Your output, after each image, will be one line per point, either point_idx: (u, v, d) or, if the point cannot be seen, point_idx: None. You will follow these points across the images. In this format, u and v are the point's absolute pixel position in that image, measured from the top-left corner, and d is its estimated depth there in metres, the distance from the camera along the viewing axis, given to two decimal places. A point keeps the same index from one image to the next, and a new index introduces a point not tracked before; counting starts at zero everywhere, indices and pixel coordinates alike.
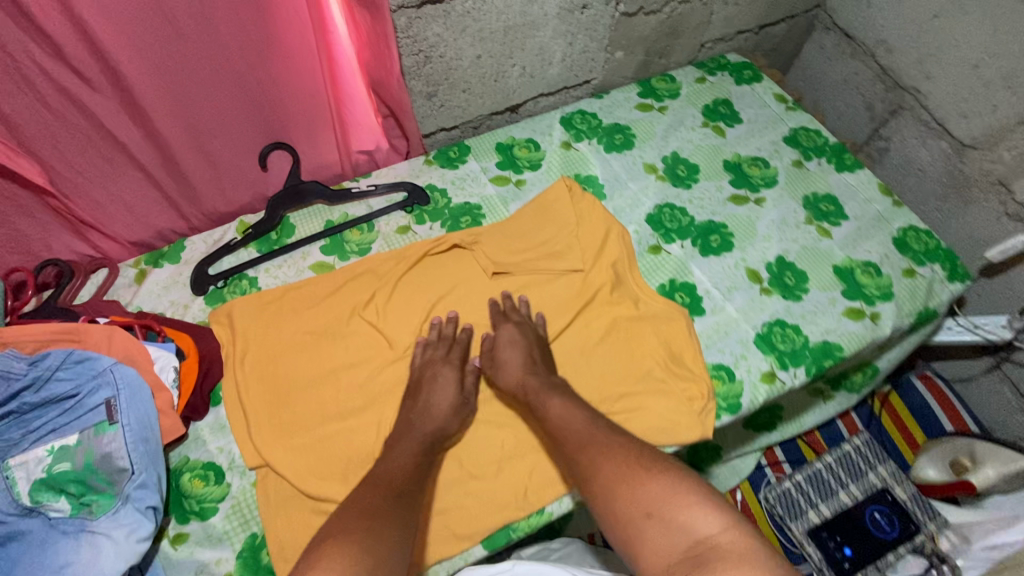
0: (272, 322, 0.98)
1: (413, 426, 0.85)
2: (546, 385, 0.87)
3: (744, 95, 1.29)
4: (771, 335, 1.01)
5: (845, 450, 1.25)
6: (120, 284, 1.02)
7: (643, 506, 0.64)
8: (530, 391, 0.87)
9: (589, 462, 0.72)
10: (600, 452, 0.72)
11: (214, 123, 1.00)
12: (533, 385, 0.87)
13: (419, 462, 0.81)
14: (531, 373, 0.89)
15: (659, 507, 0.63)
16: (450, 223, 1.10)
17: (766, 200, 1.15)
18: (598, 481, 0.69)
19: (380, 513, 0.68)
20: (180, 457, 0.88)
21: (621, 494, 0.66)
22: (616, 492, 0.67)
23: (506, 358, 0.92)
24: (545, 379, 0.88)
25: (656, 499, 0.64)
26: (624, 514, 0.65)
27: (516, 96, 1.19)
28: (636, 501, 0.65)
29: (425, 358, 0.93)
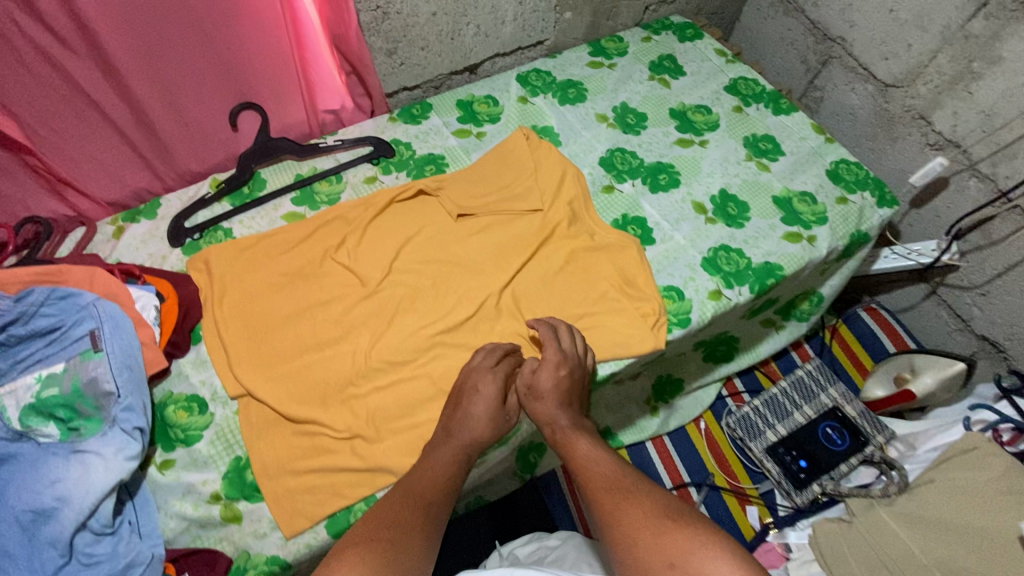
0: (248, 266, 1.03)
1: (452, 434, 0.85)
2: (577, 426, 0.85)
3: (687, 52, 1.38)
4: (717, 258, 1.09)
5: (798, 376, 1.33)
6: (98, 240, 1.07)
7: (666, 556, 0.59)
8: (560, 432, 0.84)
9: (613, 505, 0.67)
10: (625, 496, 0.67)
11: (185, 82, 1.05)
12: (563, 425, 0.85)
13: (454, 472, 0.81)
14: (566, 412, 0.87)
15: (682, 555, 0.59)
16: (415, 172, 1.17)
17: (709, 142, 1.24)
18: (619, 527, 0.64)
19: (403, 519, 0.68)
20: (164, 392, 0.93)
21: (646, 541, 0.61)
22: (640, 538, 0.62)
23: (544, 388, 0.89)
24: (576, 419, 0.86)
25: (681, 547, 0.59)
26: (647, 564, 0.60)
27: (473, 56, 1.27)
28: (657, 551, 0.60)
29: (472, 367, 0.92)
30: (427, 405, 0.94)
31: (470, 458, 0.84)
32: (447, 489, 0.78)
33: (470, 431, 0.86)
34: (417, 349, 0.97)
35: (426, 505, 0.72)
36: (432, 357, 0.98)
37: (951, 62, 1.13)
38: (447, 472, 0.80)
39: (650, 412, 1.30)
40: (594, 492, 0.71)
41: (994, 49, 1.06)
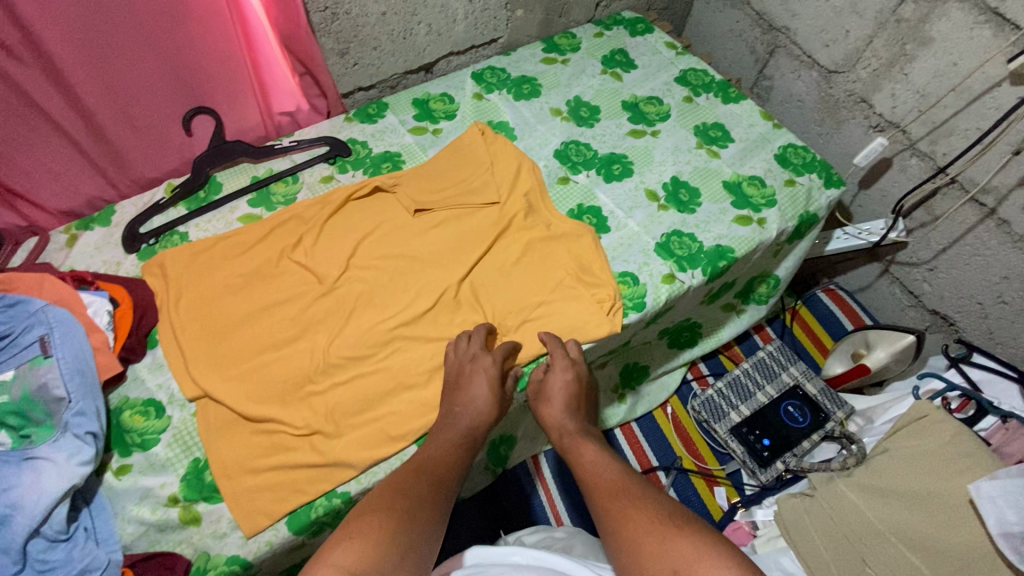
0: (204, 268, 1.03)
1: (456, 419, 0.89)
2: (582, 432, 0.92)
3: (639, 46, 1.42)
4: (670, 243, 1.12)
5: (760, 357, 1.36)
6: (52, 249, 1.06)
7: (670, 563, 0.61)
8: (568, 436, 0.91)
9: (621, 513, 0.71)
10: (631, 508, 0.71)
11: (135, 88, 1.05)
12: (570, 428, 0.92)
13: (459, 456, 0.84)
14: (573, 418, 0.94)
15: (686, 564, 0.61)
16: (371, 170, 1.18)
17: (661, 132, 1.27)
18: (624, 539, 0.67)
19: (415, 498, 0.73)
20: (120, 397, 0.92)
21: (651, 549, 0.64)
22: (643, 547, 0.65)
23: (552, 393, 0.95)
24: (581, 425, 0.93)
25: (685, 556, 0.62)
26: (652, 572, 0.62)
27: (427, 55, 1.29)
28: (661, 561, 0.62)
29: (466, 356, 0.95)
30: (388, 398, 0.95)
31: (472, 441, 0.87)
32: (452, 470, 0.81)
33: (473, 412, 0.89)
34: (377, 344, 0.98)
35: (433, 488, 0.76)
36: (392, 349, 0.98)
37: (886, 45, 1.18)
38: (452, 456, 0.83)
39: (618, 400, 1.32)
40: (606, 500, 0.75)
41: (924, 31, 1.10)
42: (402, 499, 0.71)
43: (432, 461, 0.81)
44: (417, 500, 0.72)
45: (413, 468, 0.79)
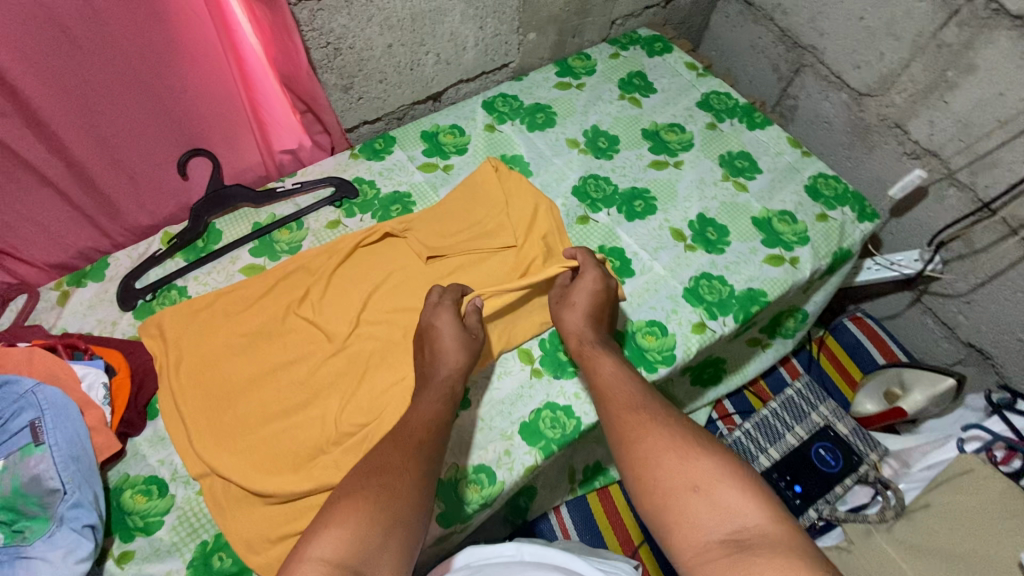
0: (205, 329, 0.96)
1: (429, 374, 0.87)
2: (602, 343, 0.90)
3: (657, 67, 1.34)
4: (699, 287, 1.06)
5: (788, 395, 1.30)
6: (42, 308, 0.99)
7: (690, 479, 0.64)
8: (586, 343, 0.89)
9: (634, 429, 0.71)
10: (644, 423, 0.72)
11: (126, 133, 0.98)
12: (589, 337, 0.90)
13: (438, 410, 0.82)
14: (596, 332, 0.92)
15: (704, 480, 0.63)
16: (380, 213, 1.11)
17: (684, 162, 1.21)
18: (638, 456, 0.68)
19: (394, 468, 0.70)
20: (120, 475, 0.86)
21: (670, 463, 0.66)
22: (663, 462, 0.66)
23: (575, 300, 0.94)
24: (602, 337, 0.91)
25: (704, 474, 0.64)
26: (669, 486, 0.64)
27: (435, 84, 1.22)
28: (682, 475, 0.65)
29: (442, 302, 0.94)
30: None
31: (451, 392, 0.85)
32: (433, 425, 0.79)
33: (445, 361, 0.87)
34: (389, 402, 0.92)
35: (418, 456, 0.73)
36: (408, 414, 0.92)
37: (924, 70, 1.11)
38: (431, 415, 0.80)
39: None
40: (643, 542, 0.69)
41: (967, 58, 1.03)
42: (379, 475, 0.68)
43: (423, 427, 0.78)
44: (399, 471, 0.70)
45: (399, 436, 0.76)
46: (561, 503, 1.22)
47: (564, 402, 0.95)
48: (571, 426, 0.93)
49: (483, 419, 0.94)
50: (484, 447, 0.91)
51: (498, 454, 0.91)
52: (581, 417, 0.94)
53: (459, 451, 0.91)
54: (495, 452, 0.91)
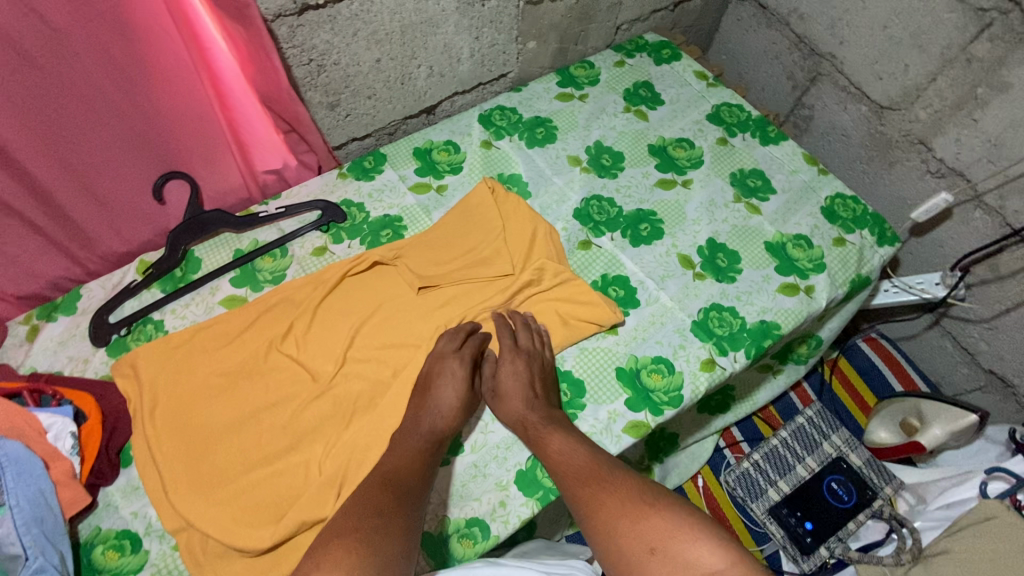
0: (182, 367, 0.91)
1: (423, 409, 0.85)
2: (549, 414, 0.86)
3: (664, 76, 1.26)
4: (708, 321, 1.00)
5: (799, 423, 1.25)
6: (10, 344, 0.94)
7: (646, 540, 0.63)
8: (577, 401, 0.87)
9: (591, 497, 0.70)
10: (600, 488, 0.71)
11: (95, 158, 0.91)
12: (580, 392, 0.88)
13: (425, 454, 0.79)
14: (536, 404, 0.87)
15: (662, 540, 0.63)
16: (370, 239, 1.05)
17: (693, 181, 1.13)
18: (600, 521, 0.67)
19: (384, 514, 0.67)
20: (91, 529, 0.81)
21: (624, 527, 0.65)
22: (619, 527, 0.66)
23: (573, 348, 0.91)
24: (545, 412, 0.86)
25: (660, 533, 0.63)
26: (628, 551, 0.64)
27: (428, 98, 1.14)
28: (637, 535, 0.64)
29: (436, 353, 0.91)
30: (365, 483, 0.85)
31: (437, 444, 0.83)
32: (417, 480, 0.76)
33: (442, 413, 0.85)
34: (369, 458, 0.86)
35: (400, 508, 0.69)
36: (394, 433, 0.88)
37: (952, 86, 1.03)
38: (417, 464, 0.78)
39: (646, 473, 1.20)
40: None
41: (1001, 74, 0.96)
42: (370, 520, 0.65)
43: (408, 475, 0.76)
44: (385, 519, 0.66)
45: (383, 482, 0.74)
46: (563, 536, 1.17)
47: None
48: None
49: (477, 466, 0.89)
50: (478, 497, 0.87)
51: (493, 506, 0.87)
52: None
53: (452, 502, 0.87)
54: (489, 503, 0.87)
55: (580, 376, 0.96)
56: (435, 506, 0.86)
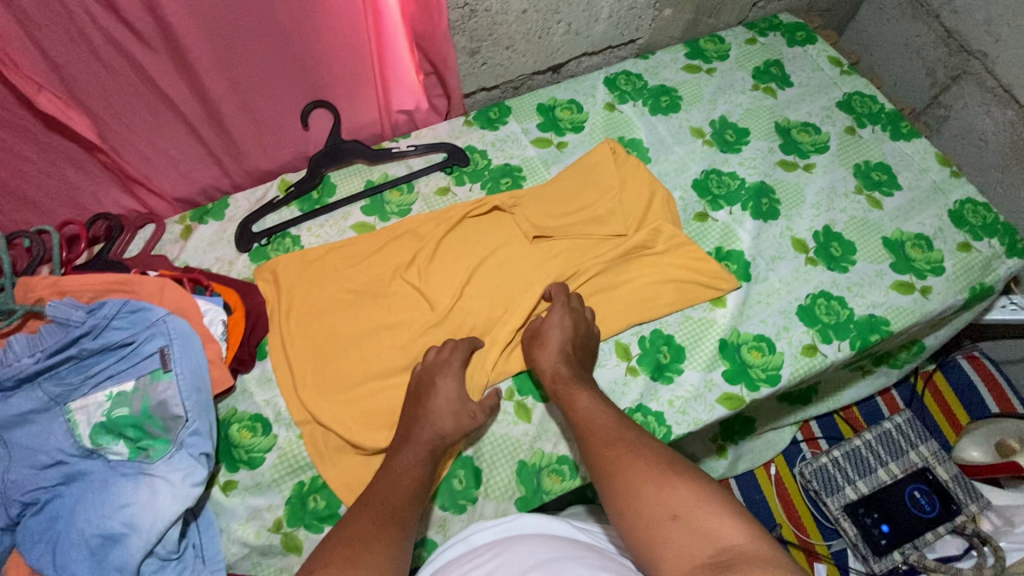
0: (316, 280, 0.99)
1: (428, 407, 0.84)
2: (576, 376, 0.87)
3: (797, 58, 1.25)
4: (815, 307, 0.98)
5: (885, 429, 1.23)
6: (167, 240, 1.04)
7: (669, 507, 0.65)
8: (561, 382, 0.86)
9: (617, 458, 0.72)
10: (628, 452, 0.72)
11: (255, 77, 0.99)
12: (564, 373, 0.86)
13: (419, 473, 0.78)
14: (570, 365, 0.88)
15: None
16: (489, 185, 1.10)
17: (816, 166, 1.12)
18: (624, 478, 0.69)
19: (371, 532, 0.68)
20: (229, 409, 0.91)
21: (648, 494, 0.67)
22: (643, 490, 0.67)
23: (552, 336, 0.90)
24: (576, 370, 0.88)
25: (685, 503, 0.65)
26: (647, 517, 0.65)
27: (560, 55, 1.17)
28: (660, 504, 0.66)
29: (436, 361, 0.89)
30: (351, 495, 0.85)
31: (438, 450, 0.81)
32: (412, 495, 0.75)
33: (433, 422, 0.82)
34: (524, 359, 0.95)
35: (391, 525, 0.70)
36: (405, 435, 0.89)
37: None
38: (411, 481, 0.76)
39: (718, 452, 1.23)
40: None
41: None
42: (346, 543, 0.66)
43: (409, 479, 0.77)
44: (373, 537, 0.68)
45: (392, 481, 0.76)
46: None
47: (656, 408, 0.91)
48: (660, 434, 0.89)
49: None
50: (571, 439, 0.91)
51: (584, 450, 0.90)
52: (672, 426, 0.90)
53: (546, 438, 0.91)
54: None
55: (683, 342, 0.96)
56: (530, 439, 0.91)
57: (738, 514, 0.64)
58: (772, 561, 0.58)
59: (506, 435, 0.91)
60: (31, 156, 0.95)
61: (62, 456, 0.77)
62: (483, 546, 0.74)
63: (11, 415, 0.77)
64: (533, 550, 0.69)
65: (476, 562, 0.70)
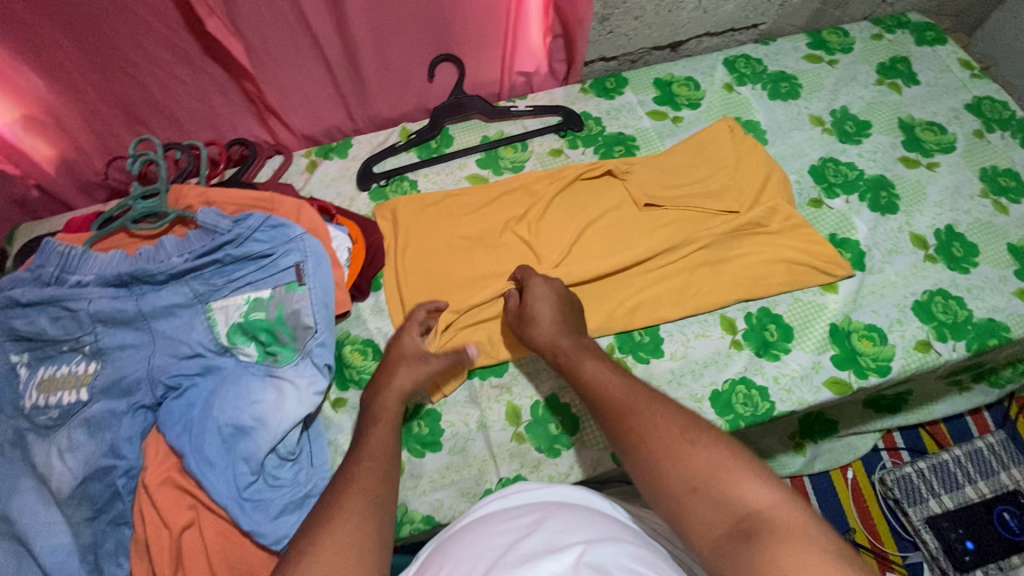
0: (432, 223, 1.03)
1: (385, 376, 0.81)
2: (580, 346, 0.80)
3: (925, 57, 1.22)
4: (932, 304, 0.96)
5: (976, 446, 1.20)
6: (293, 171, 1.10)
7: (689, 479, 0.58)
8: (562, 354, 0.80)
9: (630, 429, 0.64)
10: (639, 421, 0.65)
11: (396, 25, 1.02)
12: (564, 344, 0.80)
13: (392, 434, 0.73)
14: (569, 336, 0.82)
15: None
16: (603, 150, 1.11)
17: (940, 165, 1.09)
18: (642, 451, 0.62)
19: (375, 492, 0.64)
20: (342, 331, 0.96)
21: (667, 466, 0.59)
22: (661, 462, 0.60)
23: (539, 312, 0.85)
24: (577, 339, 0.81)
25: (703, 472, 0.58)
26: (669, 488, 0.58)
27: (682, 32, 1.18)
28: (679, 475, 0.58)
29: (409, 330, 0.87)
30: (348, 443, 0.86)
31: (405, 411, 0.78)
32: (388, 455, 0.70)
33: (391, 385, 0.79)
34: (628, 319, 0.95)
35: (390, 485, 0.66)
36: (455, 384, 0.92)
37: None
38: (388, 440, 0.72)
39: (795, 449, 1.20)
40: None
41: None
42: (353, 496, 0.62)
43: (380, 444, 0.71)
44: (378, 499, 0.63)
45: (368, 452, 0.69)
46: None
47: (760, 382, 0.91)
48: (763, 408, 0.89)
49: (674, 373, 0.92)
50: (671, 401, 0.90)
51: None
52: (776, 402, 0.90)
53: None
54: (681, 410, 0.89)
55: (791, 322, 0.95)
56: None
57: (769, 477, 0.57)
58: (799, 534, 0.51)
59: None
60: (184, 77, 1.00)
61: (201, 349, 0.84)
62: (521, 507, 0.69)
63: (160, 305, 0.83)
64: (572, 521, 0.63)
65: (511, 523, 0.64)
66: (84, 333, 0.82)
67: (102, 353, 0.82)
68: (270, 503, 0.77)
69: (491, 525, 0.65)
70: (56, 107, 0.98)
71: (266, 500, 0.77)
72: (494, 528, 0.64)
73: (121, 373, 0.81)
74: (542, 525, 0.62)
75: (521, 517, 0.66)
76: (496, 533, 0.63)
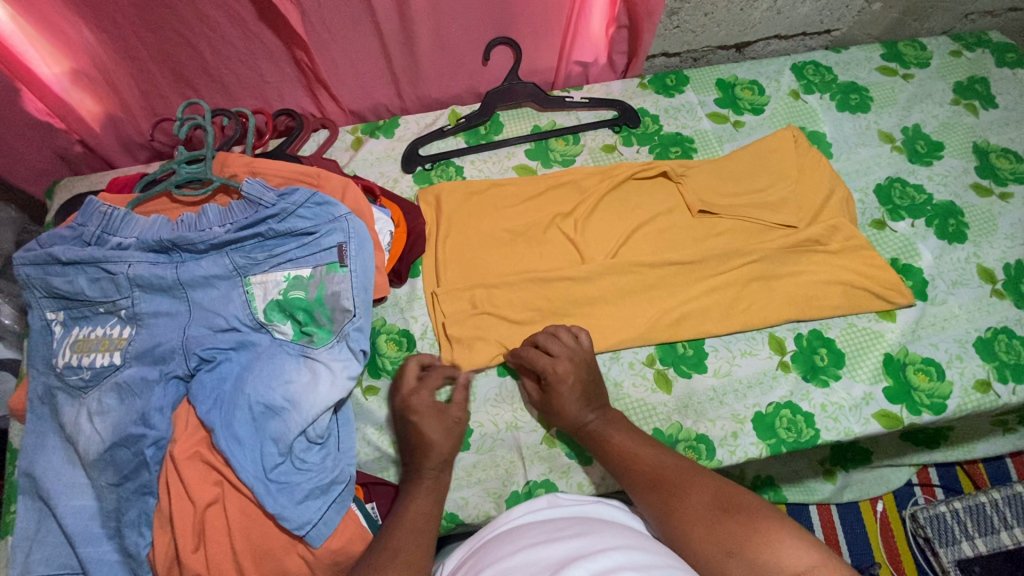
0: (476, 212, 0.99)
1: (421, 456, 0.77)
2: (606, 416, 0.81)
3: (1006, 79, 1.15)
4: (996, 342, 0.91)
5: (1017, 491, 1.14)
6: (338, 147, 1.08)
7: (724, 544, 0.61)
8: (592, 434, 0.79)
9: (664, 499, 0.68)
10: (671, 494, 0.67)
11: (457, 4, 0.98)
12: (593, 425, 0.80)
13: (433, 504, 0.74)
14: (593, 411, 0.81)
15: None
16: (658, 150, 1.07)
17: (1014, 196, 1.03)
18: (677, 519, 0.65)
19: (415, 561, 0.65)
20: (378, 318, 0.94)
21: (699, 534, 0.63)
22: (694, 530, 0.63)
23: (562, 399, 0.81)
24: (602, 414, 0.81)
25: (736, 535, 0.61)
26: (706, 552, 0.61)
27: (751, 33, 1.13)
28: (715, 539, 0.62)
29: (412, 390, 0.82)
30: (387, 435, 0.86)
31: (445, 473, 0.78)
32: (428, 521, 0.71)
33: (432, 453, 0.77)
34: (672, 331, 0.91)
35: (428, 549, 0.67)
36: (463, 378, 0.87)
37: None
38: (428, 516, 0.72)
39: (825, 476, 1.16)
40: None
41: None
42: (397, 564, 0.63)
43: (422, 516, 0.71)
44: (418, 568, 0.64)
45: (410, 525, 0.70)
46: None
47: (806, 409, 0.87)
48: (807, 436, 0.86)
49: (717, 391, 0.89)
50: (712, 420, 0.87)
51: (725, 433, 0.86)
52: (821, 430, 0.86)
53: (686, 413, 0.88)
54: (722, 429, 0.86)
55: (844, 348, 0.91)
56: (669, 411, 0.88)
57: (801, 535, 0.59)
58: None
59: (643, 402, 0.89)
60: (236, 42, 0.97)
61: (236, 323, 0.82)
62: (559, 520, 0.67)
63: (199, 275, 0.81)
64: (607, 538, 0.61)
65: (550, 535, 0.62)
66: (121, 297, 0.81)
67: (138, 319, 0.81)
68: (297, 486, 0.76)
69: (529, 535, 0.63)
70: (106, 63, 0.96)
71: (292, 483, 0.76)
72: (532, 539, 0.62)
73: (156, 341, 0.80)
74: (582, 542, 0.60)
75: (557, 530, 0.64)
76: (536, 543, 0.61)
